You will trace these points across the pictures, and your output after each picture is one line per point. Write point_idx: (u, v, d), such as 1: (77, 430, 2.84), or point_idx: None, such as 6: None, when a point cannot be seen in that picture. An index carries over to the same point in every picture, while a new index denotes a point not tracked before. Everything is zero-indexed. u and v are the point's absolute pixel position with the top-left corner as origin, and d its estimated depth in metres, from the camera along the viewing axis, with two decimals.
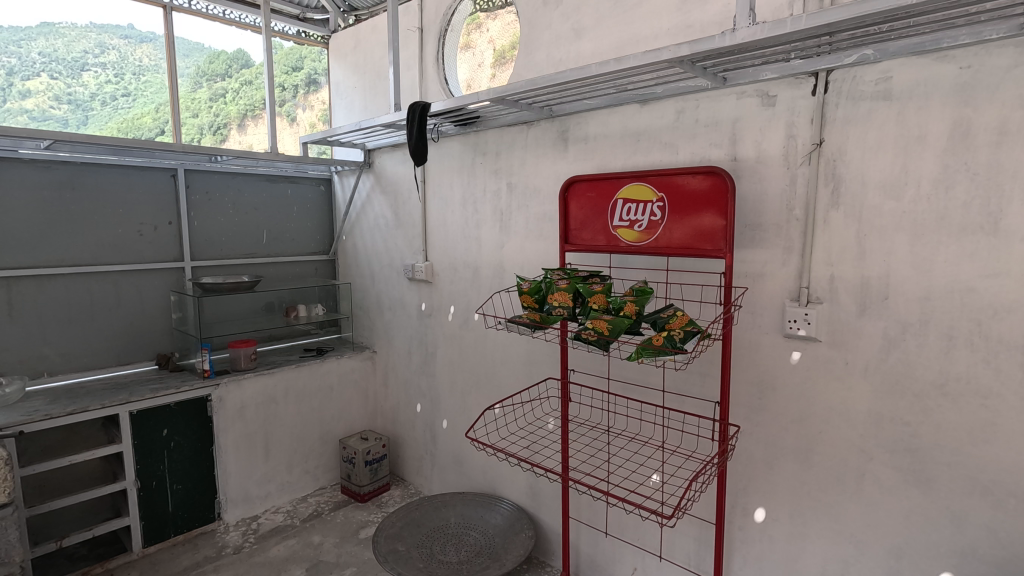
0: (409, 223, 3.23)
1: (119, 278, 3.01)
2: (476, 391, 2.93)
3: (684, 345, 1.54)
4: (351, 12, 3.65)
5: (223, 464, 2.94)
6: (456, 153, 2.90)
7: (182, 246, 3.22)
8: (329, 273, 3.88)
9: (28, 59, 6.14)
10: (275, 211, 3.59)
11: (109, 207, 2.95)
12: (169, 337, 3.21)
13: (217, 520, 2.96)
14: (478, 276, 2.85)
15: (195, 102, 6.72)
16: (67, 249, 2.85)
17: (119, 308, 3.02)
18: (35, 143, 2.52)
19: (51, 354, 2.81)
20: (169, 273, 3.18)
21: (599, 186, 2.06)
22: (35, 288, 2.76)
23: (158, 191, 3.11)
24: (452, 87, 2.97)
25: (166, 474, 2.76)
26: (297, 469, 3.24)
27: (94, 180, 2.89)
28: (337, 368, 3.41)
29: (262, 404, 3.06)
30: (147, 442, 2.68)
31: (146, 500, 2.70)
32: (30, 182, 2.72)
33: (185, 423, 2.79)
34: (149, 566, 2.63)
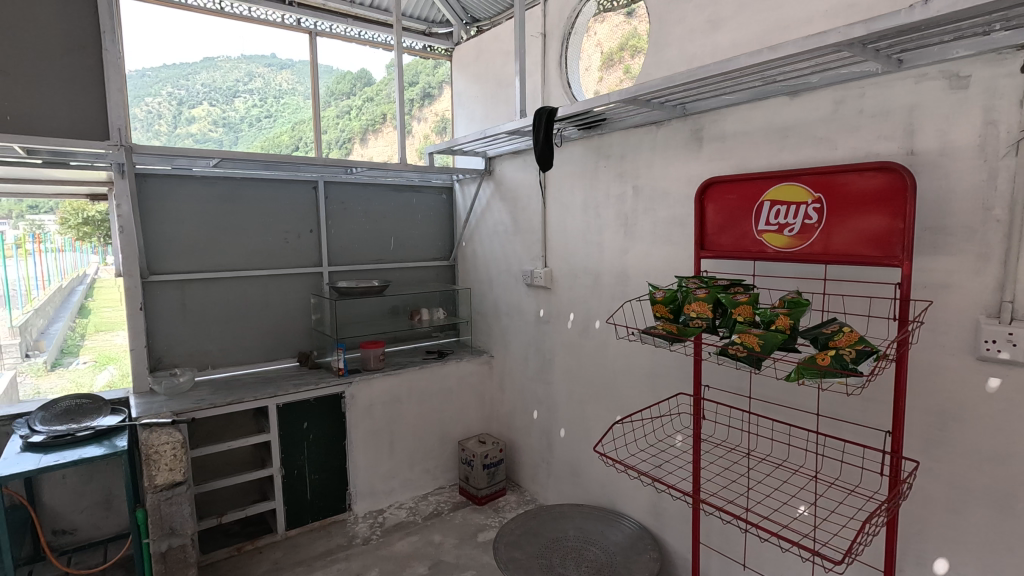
0: (528, 229, 3.23)
1: (268, 281, 3.30)
2: (595, 401, 2.85)
3: (856, 367, 1.34)
4: (473, 24, 3.70)
5: (353, 458, 3.12)
6: (578, 158, 2.85)
7: (320, 252, 3.47)
8: (449, 278, 4.02)
9: (194, 91, 7.23)
10: (402, 219, 3.77)
11: (262, 216, 3.27)
12: (309, 336, 3.48)
13: (348, 510, 3.14)
14: (599, 284, 2.76)
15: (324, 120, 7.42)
16: (227, 255, 3.18)
17: (268, 308, 3.32)
18: (205, 162, 2.85)
19: (213, 348, 3.16)
20: (309, 277, 3.44)
21: (741, 188, 1.90)
22: (202, 289, 3.11)
23: (301, 201, 3.38)
24: (575, 90, 2.93)
25: (306, 464, 2.97)
26: (418, 467, 3.36)
27: (248, 193, 3.21)
28: (456, 371, 3.49)
29: (388, 403, 3.21)
30: (290, 433, 2.91)
31: (289, 486, 2.94)
32: (200, 195, 3.07)
33: (323, 417, 3.00)
34: (291, 548, 2.85)
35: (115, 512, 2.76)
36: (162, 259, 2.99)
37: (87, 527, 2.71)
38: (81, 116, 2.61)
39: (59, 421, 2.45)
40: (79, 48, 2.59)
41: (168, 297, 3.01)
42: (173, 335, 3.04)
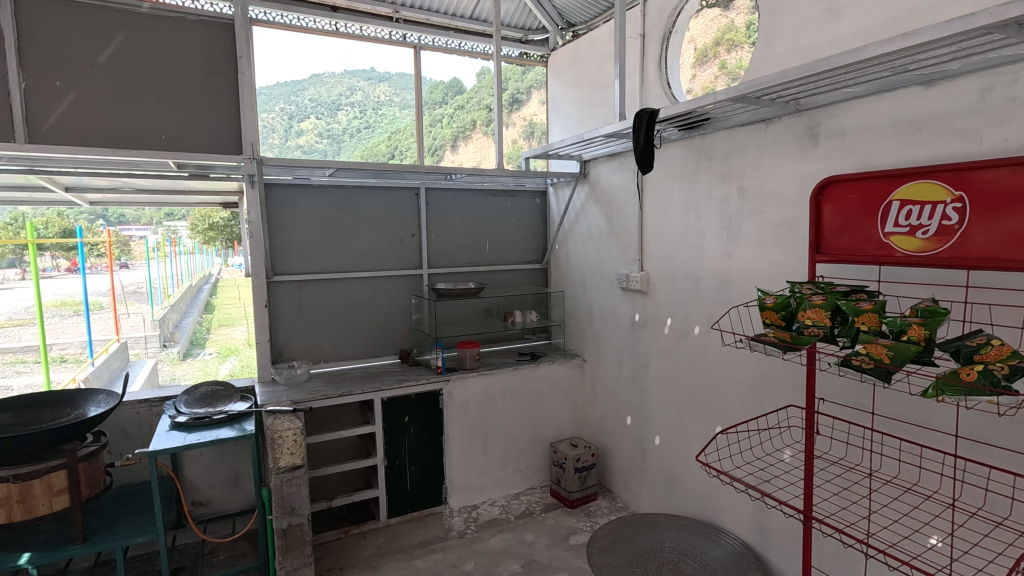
0: (624, 232, 3.19)
1: (374, 282, 3.52)
2: (693, 410, 2.76)
3: (1010, 384, 1.20)
4: (569, 28, 3.73)
5: (450, 453, 3.23)
6: (678, 159, 2.78)
7: (420, 255, 3.65)
8: (541, 281, 4.06)
9: (303, 107, 8.23)
10: (497, 223, 3.87)
11: (370, 221, 3.49)
12: (409, 335, 3.66)
13: (444, 503, 3.27)
14: (699, 288, 2.68)
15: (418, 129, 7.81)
16: (339, 258, 3.43)
17: (374, 308, 3.53)
18: (322, 172, 3.10)
19: (325, 344, 3.42)
20: (410, 279, 3.62)
21: (864, 187, 1.76)
22: (317, 289, 3.37)
23: (404, 207, 3.57)
24: (675, 90, 2.86)
25: (406, 456, 3.13)
26: (510, 466, 3.43)
27: (357, 200, 3.44)
28: (549, 374, 3.52)
29: (483, 401, 3.30)
30: (393, 426, 3.07)
31: (391, 476, 3.10)
32: (317, 203, 3.33)
33: (423, 412, 3.14)
34: (392, 535, 3.01)
35: (242, 489, 3.06)
36: (284, 261, 3.28)
37: (219, 501, 3.03)
38: (220, 134, 2.93)
39: (199, 405, 2.77)
40: (219, 72, 2.91)
41: (288, 295, 3.30)
42: (291, 330, 3.32)
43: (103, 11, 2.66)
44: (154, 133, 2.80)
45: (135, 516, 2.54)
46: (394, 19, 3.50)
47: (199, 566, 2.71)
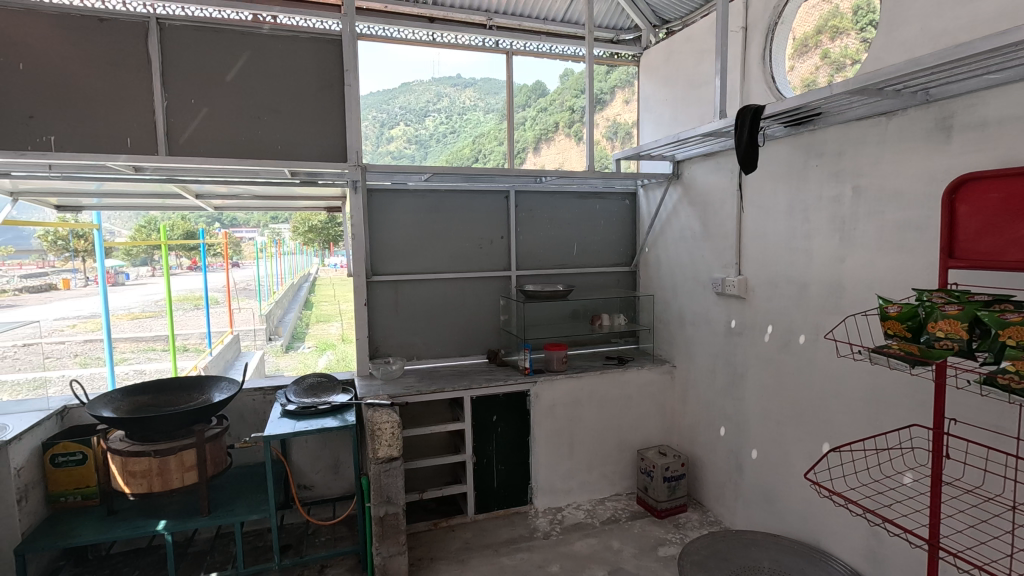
0: (720, 234, 3.06)
1: (464, 284, 3.62)
2: (796, 423, 2.59)
3: None
4: (663, 25, 3.66)
5: (536, 454, 3.25)
6: (783, 157, 2.62)
7: (509, 257, 3.70)
8: (629, 284, 3.99)
9: (393, 113, 8.84)
10: (585, 225, 3.85)
11: (462, 225, 3.59)
12: (497, 336, 3.72)
13: (530, 503, 3.29)
14: (805, 294, 2.51)
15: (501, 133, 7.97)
16: (432, 260, 3.56)
17: (464, 308, 3.63)
18: (418, 176, 3.24)
19: (418, 342, 3.56)
20: (498, 280, 3.69)
21: (1010, 185, 1.58)
22: (412, 289, 3.52)
23: (495, 210, 3.64)
24: (781, 84, 2.70)
25: (493, 454, 3.18)
26: (596, 470, 3.39)
27: (449, 204, 3.55)
28: (637, 379, 3.44)
29: (569, 404, 3.29)
30: (481, 424, 3.14)
31: (479, 473, 3.17)
32: (412, 207, 3.48)
33: (510, 412, 3.19)
34: (479, 531, 3.08)
35: (341, 475, 3.26)
36: (382, 262, 3.45)
37: (321, 486, 3.24)
38: (327, 143, 3.13)
39: (306, 395, 2.98)
40: (328, 85, 3.11)
41: (385, 295, 3.47)
42: (387, 328, 3.49)
43: (230, 34, 2.94)
44: (271, 143, 3.04)
45: (251, 495, 2.78)
46: (488, 26, 3.58)
47: (304, 545, 2.91)
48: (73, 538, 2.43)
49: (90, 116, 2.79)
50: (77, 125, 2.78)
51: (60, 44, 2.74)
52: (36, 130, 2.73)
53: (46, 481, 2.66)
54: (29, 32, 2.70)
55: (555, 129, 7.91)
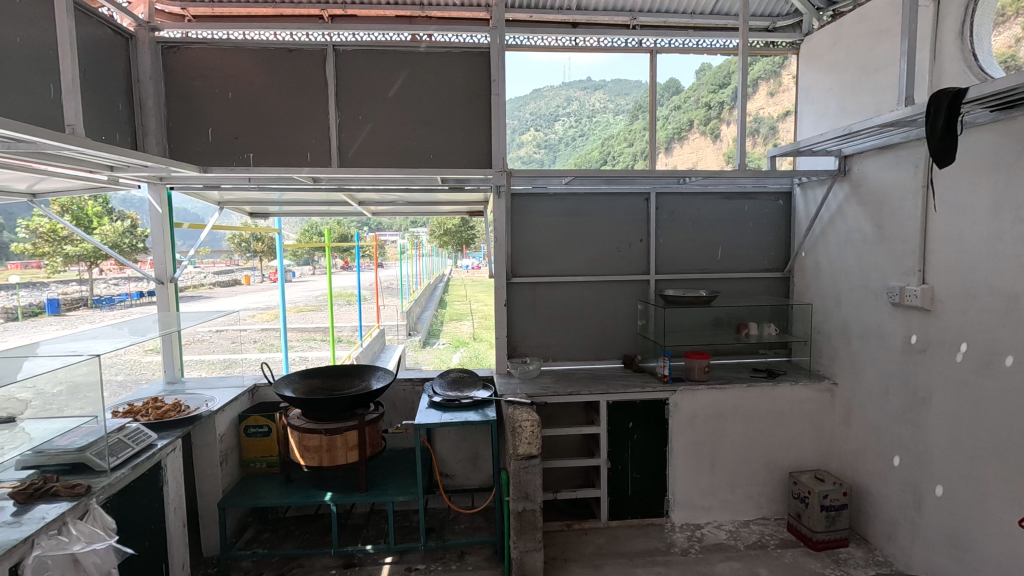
0: (897, 237, 2.70)
1: (602, 287, 3.59)
2: (998, 460, 2.20)
3: None
4: (829, 7, 3.30)
5: (674, 466, 3.13)
6: (987, 147, 2.24)
7: (648, 261, 3.61)
8: (781, 291, 3.69)
9: (524, 120, 9.91)
10: (732, 228, 3.63)
11: (600, 227, 3.58)
12: (633, 341, 3.65)
13: (666, 517, 3.17)
14: (1015, 309, 2.12)
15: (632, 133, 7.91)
16: (570, 263, 3.58)
17: (600, 312, 3.61)
18: (559, 180, 3.29)
19: (554, 343, 3.61)
20: (637, 284, 3.61)
21: None
22: (549, 291, 3.57)
23: (635, 213, 3.58)
24: (986, 62, 2.31)
25: (629, 461, 3.11)
26: (739, 489, 3.17)
27: (588, 206, 3.56)
28: (790, 395, 3.16)
29: (712, 416, 3.12)
30: (618, 430, 3.09)
31: (614, 479, 3.12)
32: (552, 210, 3.54)
33: (647, 420, 3.10)
34: (613, 538, 3.03)
35: (479, 468, 3.41)
36: (521, 264, 3.55)
37: (461, 475, 3.42)
38: (474, 150, 3.31)
39: (451, 389, 3.16)
40: (476, 95, 3.28)
41: (524, 296, 3.56)
42: (525, 329, 3.58)
43: (392, 55, 3.22)
44: (425, 153, 3.28)
45: (401, 477, 3.01)
46: (632, 26, 3.54)
47: (446, 530, 3.09)
48: (260, 499, 2.82)
49: (280, 135, 3.23)
50: (270, 143, 3.23)
51: (257, 74, 3.20)
52: (240, 149, 3.22)
53: (241, 448, 3.12)
54: (235, 66, 3.20)
55: (687, 127, 7.89)
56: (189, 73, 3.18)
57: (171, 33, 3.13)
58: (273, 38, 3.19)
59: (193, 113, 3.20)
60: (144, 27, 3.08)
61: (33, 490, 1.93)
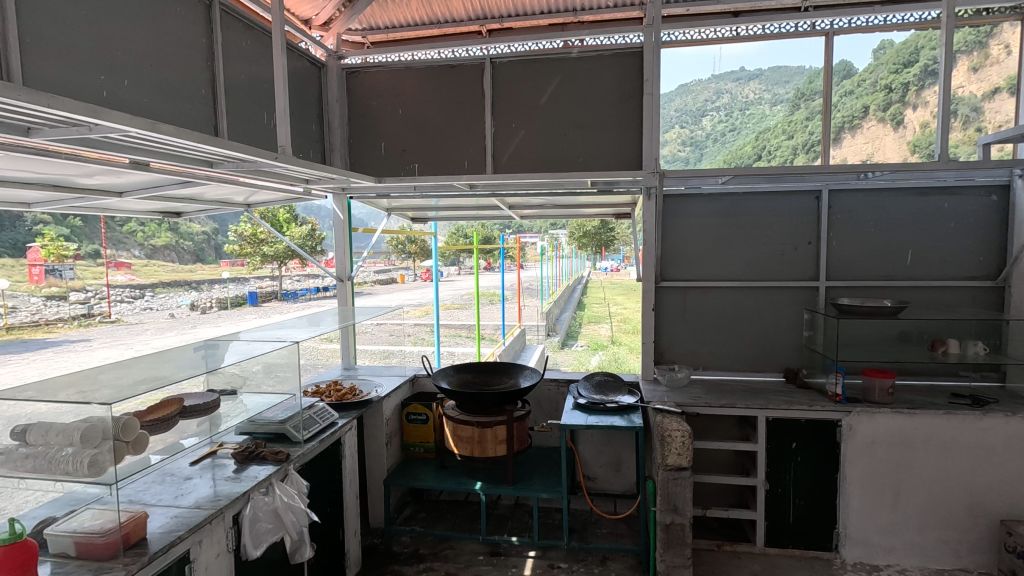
0: None
1: (762, 293, 3.33)
2: None
3: None
4: None
5: (847, 496, 2.79)
6: None
7: (818, 266, 3.26)
8: (992, 303, 3.11)
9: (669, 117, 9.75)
10: (925, 229, 3.14)
11: (761, 229, 3.32)
12: (798, 354, 3.33)
13: (835, 552, 2.84)
14: None
15: (793, 124, 7.21)
16: (726, 267, 3.38)
17: (759, 321, 3.35)
18: (715, 180, 3.11)
19: (705, 351, 3.42)
20: (803, 291, 3.29)
21: None
22: (701, 296, 3.40)
23: (802, 213, 3.26)
24: None
25: (791, 484, 2.84)
26: (932, 532, 2.73)
27: (747, 207, 3.32)
28: (1005, 427, 2.64)
29: (896, 444, 2.73)
30: (779, 450, 2.84)
31: (773, 503, 2.87)
32: (706, 211, 3.37)
33: (815, 442, 2.80)
34: (770, 567, 2.79)
35: (623, 474, 3.36)
36: (671, 268, 3.43)
37: (604, 479, 3.39)
38: (624, 153, 3.27)
39: (596, 392, 3.16)
40: (629, 96, 3.23)
41: (673, 300, 3.43)
42: (674, 334, 3.44)
43: (544, 62, 3.31)
44: (574, 157, 3.32)
45: (545, 475, 3.07)
46: (804, 8, 3.22)
47: (588, 533, 3.08)
48: (418, 480, 3.07)
49: (441, 145, 3.49)
50: (432, 154, 3.50)
51: (423, 91, 3.49)
52: (407, 160, 3.54)
53: (403, 433, 3.43)
54: (405, 85, 3.52)
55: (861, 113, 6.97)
56: (367, 94, 3.57)
57: (353, 60, 3.54)
58: (437, 57, 3.45)
59: (369, 130, 3.59)
60: (333, 56, 3.52)
61: (248, 453, 2.31)
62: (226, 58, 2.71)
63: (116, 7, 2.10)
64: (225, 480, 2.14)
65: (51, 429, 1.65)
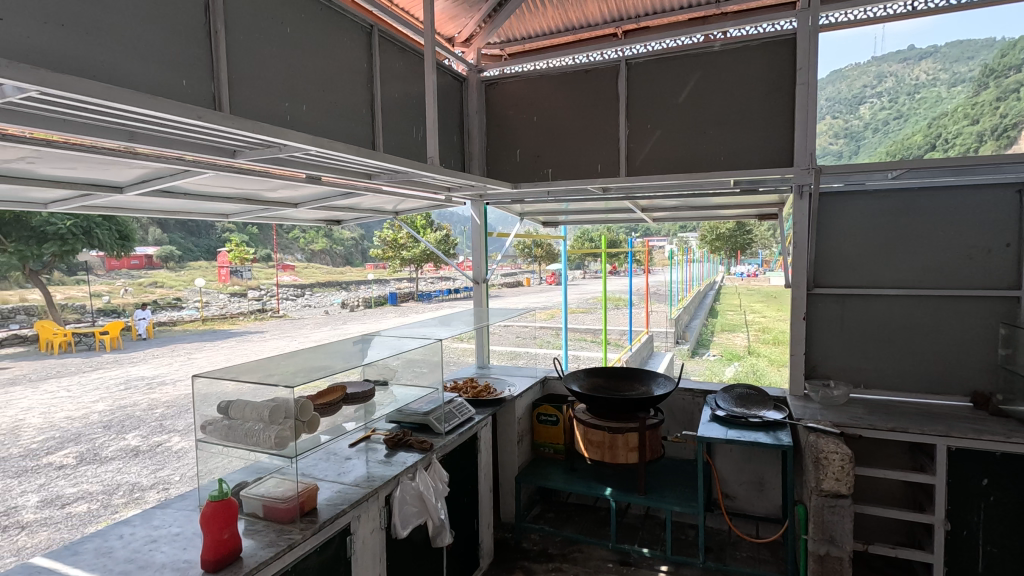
0: None
1: (942, 303, 2.89)
2: None
3: None
4: None
5: None
6: None
7: (1020, 272, 2.76)
8: None
9: None
10: None
11: (942, 230, 2.88)
12: (990, 375, 2.84)
13: None
14: None
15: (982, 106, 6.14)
16: (895, 273, 2.99)
17: (938, 335, 2.91)
18: (883, 175, 2.77)
19: (868, 367, 3.06)
20: (999, 302, 2.80)
21: None
22: (864, 305, 3.04)
23: (999, 210, 2.77)
24: None
25: (980, 528, 2.43)
26: None
27: (925, 205, 2.91)
28: None
29: None
30: (964, 486, 2.44)
31: (956, 547, 2.47)
32: (871, 210, 3.01)
33: (1014, 481, 2.37)
34: None
35: (766, 495, 3.12)
36: (827, 273, 3.10)
37: (744, 499, 3.17)
38: (774, 150, 3.04)
39: (737, 405, 2.97)
40: (778, 88, 3.00)
41: (829, 309, 3.10)
42: (829, 347, 3.12)
43: (684, 59, 3.18)
44: (716, 156, 3.16)
45: (680, 488, 2.95)
46: None
47: (726, 554, 2.90)
48: (548, 480, 3.11)
49: (575, 150, 3.51)
50: (566, 159, 3.54)
51: (557, 97, 3.55)
52: (541, 166, 3.62)
53: (533, 432, 3.50)
54: (540, 93, 3.59)
55: None
56: (504, 104, 3.72)
57: (492, 73, 3.70)
58: (571, 62, 3.48)
59: (507, 139, 3.72)
60: (474, 70, 3.71)
61: (398, 440, 2.51)
62: (383, 80, 2.99)
63: (298, 43, 2.41)
64: (377, 463, 2.35)
65: (246, 406, 1.94)
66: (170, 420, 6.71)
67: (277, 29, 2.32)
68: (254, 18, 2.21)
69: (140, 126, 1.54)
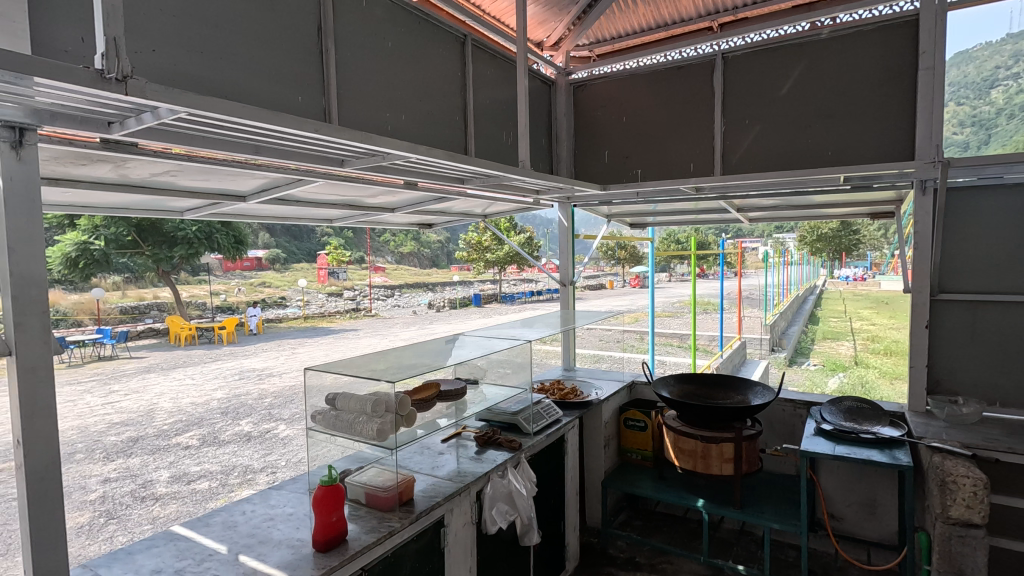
0: None
1: None
2: None
3: None
4: None
5: None
6: None
7: None
8: None
9: None
10: None
11: None
12: None
13: None
14: None
15: None
16: None
17: None
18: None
19: (1006, 384, 2.71)
20: None
21: None
22: (1001, 313, 2.70)
23: None
24: None
25: None
26: None
27: None
28: None
29: None
30: None
31: None
32: (1011, 205, 2.66)
33: None
34: None
35: (879, 519, 2.86)
36: (956, 277, 2.79)
37: (852, 521, 2.93)
38: (890, 141, 2.79)
39: (845, 419, 2.75)
40: (896, 74, 2.75)
41: (958, 317, 2.78)
42: (957, 359, 2.80)
43: (787, 50, 3.00)
44: (822, 150, 2.96)
45: (780, 505, 2.78)
46: None
47: None
48: (636, 487, 3.05)
49: (666, 150, 3.42)
50: (657, 158, 3.46)
51: (648, 95, 3.47)
52: (630, 166, 3.56)
53: (621, 437, 3.44)
54: (630, 92, 3.54)
55: None
56: (593, 105, 3.70)
57: (581, 74, 3.69)
58: (663, 59, 3.39)
59: (595, 140, 3.70)
60: (562, 73, 3.72)
61: (487, 438, 2.57)
62: (475, 87, 3.07)
63: (397, 56, 2.54)
64: (468, 459, 2.42)
65: (352, 398, 2.06)
66: (277, 408, 7.30)
67: (379, 44, 2.46)
68: (360, 35, 2.36)
69: (264, 140, 1.70)
